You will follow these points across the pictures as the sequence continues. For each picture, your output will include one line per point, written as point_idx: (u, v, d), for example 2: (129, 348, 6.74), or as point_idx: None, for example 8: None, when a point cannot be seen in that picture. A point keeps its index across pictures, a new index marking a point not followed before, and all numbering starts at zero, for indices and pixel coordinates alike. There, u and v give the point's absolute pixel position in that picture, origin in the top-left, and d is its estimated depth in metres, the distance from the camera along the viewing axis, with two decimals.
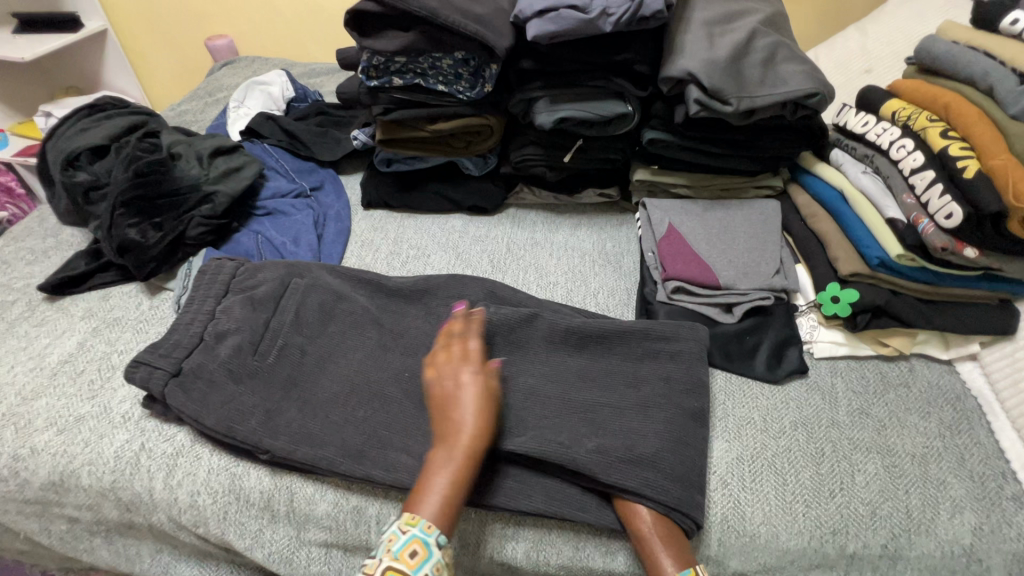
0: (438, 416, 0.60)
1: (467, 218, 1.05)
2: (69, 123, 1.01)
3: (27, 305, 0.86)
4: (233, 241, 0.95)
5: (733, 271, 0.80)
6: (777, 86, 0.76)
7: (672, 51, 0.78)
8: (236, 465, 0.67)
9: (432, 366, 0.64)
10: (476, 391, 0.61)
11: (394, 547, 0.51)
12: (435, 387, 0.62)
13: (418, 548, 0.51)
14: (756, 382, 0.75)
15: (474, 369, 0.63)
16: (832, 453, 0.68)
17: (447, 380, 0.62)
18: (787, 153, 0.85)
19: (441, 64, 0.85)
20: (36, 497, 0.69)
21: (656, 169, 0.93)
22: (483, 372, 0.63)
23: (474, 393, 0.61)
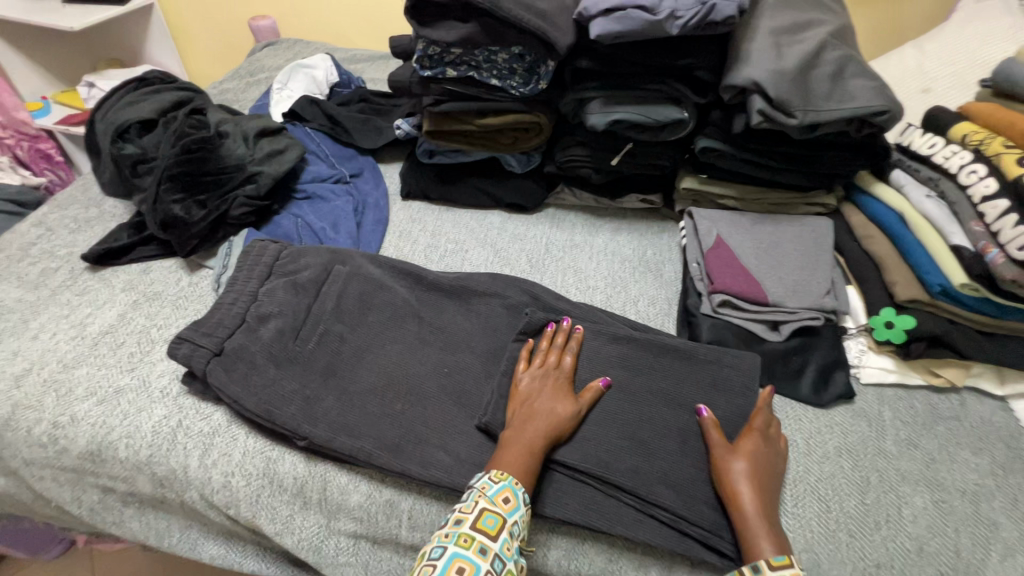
0: (513, 407, 0.65)
1: (506, 215, 1.03)
2: (118, 95, 1.01)
3: (69, 272, 0.87)
4: (273, 223, 0.95)
5: (783, 289, 0.78)
6: (844, 101, 0.73)
7: (738, 58, 0.76)
8: (272, 449, 0.67)
9: (520, 367, 0.69)
10: (554, 389, 0.66)
11: (489, 492, 0.56)
12: (516, 385, 0.67)
13: (510, 496, 0.56)
14: (800, 405, 0.73)
15: (556, 372, 0.68)
16: (879, 483, 0.66)
17: (529, 380, 0.67)
18: (845, 171, 0.83)
19: (497, 57, 0.83)
20: (72, 466, 0.69)
21: (704, 178, 0.91)
22: (562, 375, 0.68)
23: (552, 390, 0.66)
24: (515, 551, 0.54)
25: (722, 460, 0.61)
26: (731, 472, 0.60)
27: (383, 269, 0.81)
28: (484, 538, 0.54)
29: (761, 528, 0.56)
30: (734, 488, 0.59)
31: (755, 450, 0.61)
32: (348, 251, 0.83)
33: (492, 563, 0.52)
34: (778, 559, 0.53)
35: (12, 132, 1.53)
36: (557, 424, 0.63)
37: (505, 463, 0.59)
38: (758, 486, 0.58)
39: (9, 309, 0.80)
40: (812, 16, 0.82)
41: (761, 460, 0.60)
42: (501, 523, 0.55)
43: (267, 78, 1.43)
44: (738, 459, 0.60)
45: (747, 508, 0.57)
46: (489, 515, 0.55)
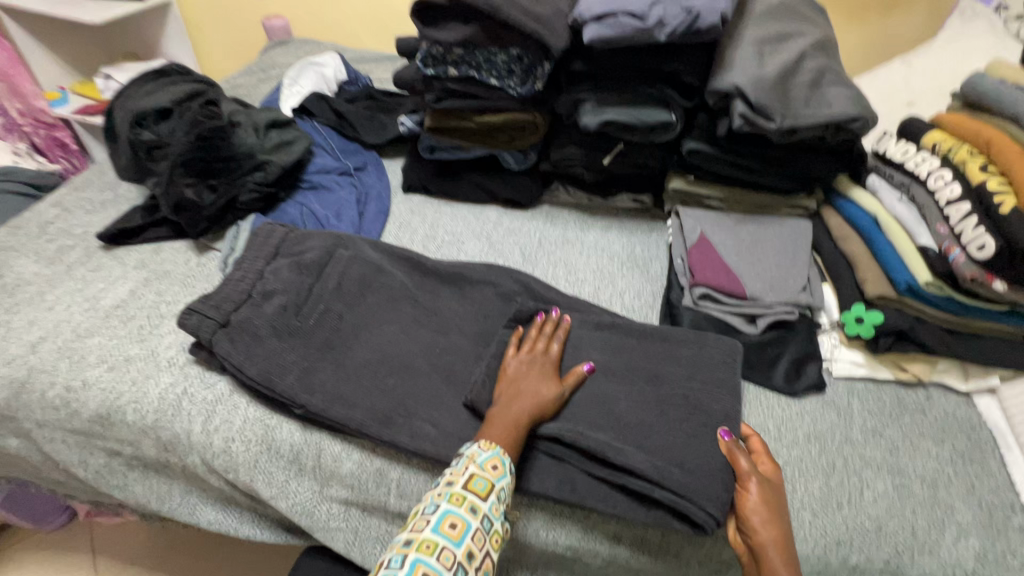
0: (501, 386, 0.68)
1: (502, 210, 1.08)
2: (137, 84, 1.07)
3: (84, 250, 0.91)
4: (280, 210, 1.00)
5: (760, 284, 0.82)
6: (821, 108, 0.78)
7: (722, 65, 0.80)
8: (270, 418, 0.71)
9: (510, 352, 0.72)
10: (540, 373, 0.69)
11: (479, 459, 0.60)
12: (505, 367, 0.70)
13: (498, 463, 0.60)
14: (773, 394, 0.77)
15: (544, 358, 0.71)
16: (843, 468, 0.69)
17: (518, 364, 0.70)
18: (824, 175, 0.87)
19: (496, 59, 0.88)
20: (82, 428, 0.73)
21: (692, 179, 0.95)
22: (550, 361, 0.71)
23: (538, 373, 0.69)
24: (502, 513, 0.59)
25: (751, 492, 0.61)
26: (758, 507, 0.60)
27: (382, 255, 0.85)
28: (474, 498, 0.58)
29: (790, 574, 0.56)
30: (766, 525, 0.59)
31: (775, 486, 0.62)
32: (350, 237, 0.87)
33: (482, 521, 0.58)
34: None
35: (29, 120, 1.57)
36: (542, 404, 0.66)
37: (492, 435, 0.63)
38: (786, 527, 0.59)
39: (26, 282, 0.85)
40: (795, 27, 0.86)
41: (780, 497, 0.62)
42: (490, 486, 0.59)
43: (278, 75, 1.49)
44: (762, 490, 0.61)
45: (777, 550, 0.57)
46: (479, 478, 0.59)
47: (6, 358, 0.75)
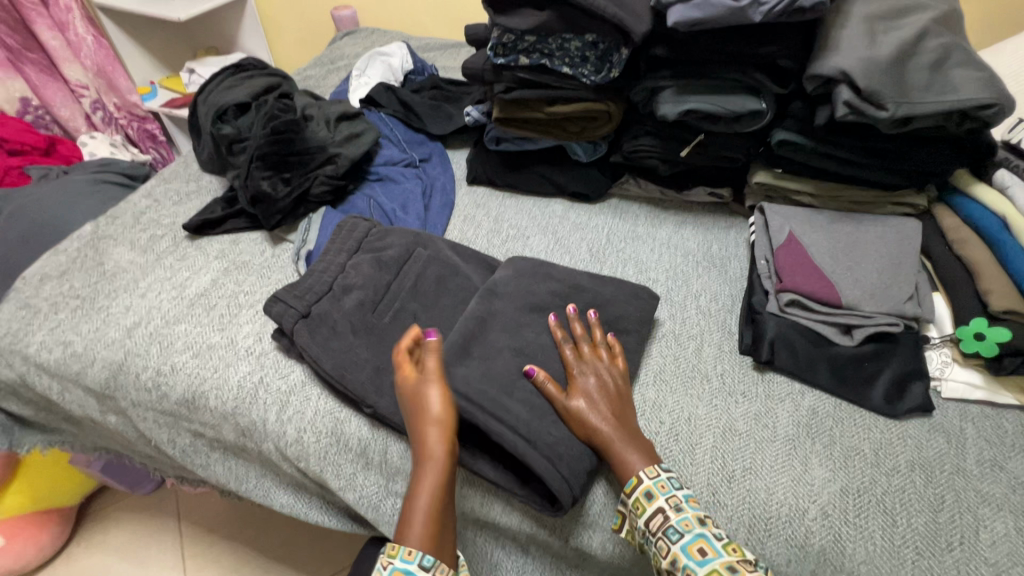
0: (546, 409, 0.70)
1: (568, 204, 1.04)
2: (218, 80, 1.11)
3: (172, 240, 0.96)
4: (349, 202, 1.00)
5: (859, 292, 0.74)
6: (945, 93, 0.68)
7: (826, 46, 0.72)
8: (340, 411, 0.72)
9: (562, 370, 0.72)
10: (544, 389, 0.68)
11: None
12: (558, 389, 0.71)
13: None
14: (870, 414, 0.70)
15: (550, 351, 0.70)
16: (954, 503, 0.61)
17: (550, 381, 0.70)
18: (939, 170, 0.77)
19: (570, 45, 0.83)
20: (170, 410, 0.77)
21: (779, 173, 0.87)
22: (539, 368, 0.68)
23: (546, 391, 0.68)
24: None
25: (573, 406, 0.64)
26: (580, 411, 0.63)
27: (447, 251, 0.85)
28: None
29: (621, 447, 0.61)
30: (586, 423, 0.63)
31: (588, 384, 0.66)
32: (419, 233, 0.87)
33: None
34: (628, 485, 0.59)
35: (124, 113, 1.71)
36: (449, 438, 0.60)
37: (406, 533, 0.56)
38: (605, 418, 0.63)
39: (123, 269, 0.90)
40: (913, 1, 0.76)
41: (604, 391, 0.66)
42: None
43: (347, 66, 1.51)
44: (582, 398, 0.64)
45: (607, 438, 0.61)
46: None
47: (106, 341, 0.80)
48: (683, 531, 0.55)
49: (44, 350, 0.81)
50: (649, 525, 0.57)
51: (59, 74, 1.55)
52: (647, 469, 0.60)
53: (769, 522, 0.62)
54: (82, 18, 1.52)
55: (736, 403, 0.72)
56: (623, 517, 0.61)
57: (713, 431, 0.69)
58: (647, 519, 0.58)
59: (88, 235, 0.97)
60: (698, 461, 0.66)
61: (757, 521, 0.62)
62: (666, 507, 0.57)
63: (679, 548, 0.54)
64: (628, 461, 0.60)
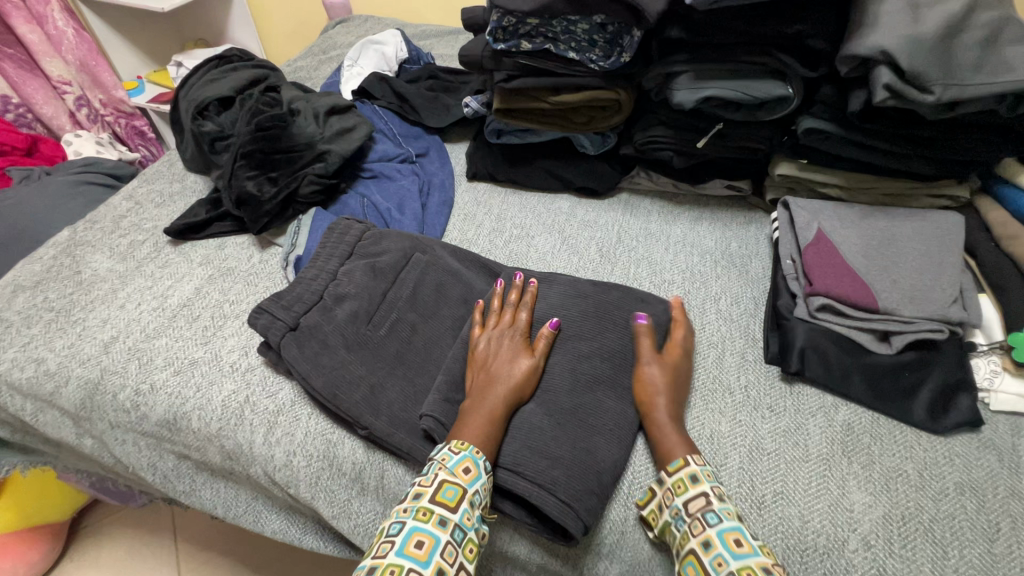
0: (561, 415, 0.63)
1: (576, 200, 0.97)
2: (200, 73, 1.04)
3: (153, 246, 0.90)
4: (341, 202, 0.94)
5: (897, 295, 0.68)
6: (998, 73, 0.61)
7: (862, 23, 0.64)
8: (332, 432, 0.67)
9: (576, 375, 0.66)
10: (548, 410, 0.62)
11: (449, 464, 0.55)
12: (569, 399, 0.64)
13: (471, 466, 0.55)
14: (911, 429, 0.64)
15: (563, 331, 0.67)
16: (1011, 532, 0.55)
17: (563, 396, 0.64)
18: (985, 159, 0.70)
19: (575, 28, 0.77)
20: (151, 432, 0.72)
21: (805, 164, 0.81)
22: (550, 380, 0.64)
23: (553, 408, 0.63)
24: (476, 521, 0.53)
25: (646, 369, 0.64)
26: (651, 376, 0.63)
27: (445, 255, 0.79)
28: (443, 510, 0.52)
29: (671, 425, 0.60)
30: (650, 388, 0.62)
31: (671, 360, 0.65)
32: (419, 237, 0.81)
33: (453, 534, 0.51)
34: (673, 465, 0.57)
35: (111, 110, 1.61)
36: (515, 386, 0.61)
37: (465, 434, 0.58)
38: (670, 391, 0.62)
39: (101, 278, 0.85)
40: None
41: (678, 369, 0.65)
42: (461, 493, 0.53)
43: (340, 56, 1.43)
44: (659, 367, 0.64)
45: (661, 411, 0.61)
46: (448, 486, 0.54)
47: (81, 357, 0.75)
48: (724, 518, 0.52)
49: (15, 368, 0.75)
50: (687, 505, 0.53)
51: (39, 70, 1.49)
52: (694, 455, 0.57)
53: (805, 552, 0.56)
54: (61, 11, 1.44)
55: (763, 419, 0.66)
56: (652, 495, 0.57)
57: (739, 450, 0.63)
58: (686, 499, 0.54)
59: (65, 242, 0.91)
60: (724, 483, 0.60)
61: (792, 551, 0.56)
62: (709, 492, 0.54)
63: (715, 532, 0.50)
64: (672, 441, 0.59)
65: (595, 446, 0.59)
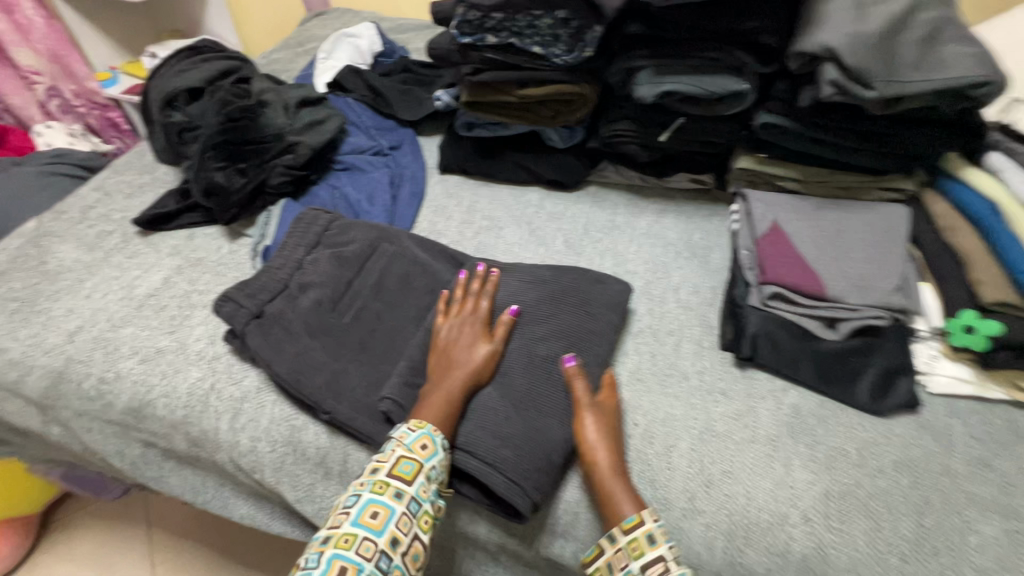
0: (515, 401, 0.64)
1: (545, 193, 0.99)
2: (171, 63, 1.04)
3: (122, 236, 0.90)
4: (311, 193, 0.95)
5: (844, 283, 0.70)
6: (936, 70, 0.64)
7: (811, 21, 0.67)
8: (297, 418, 0.68)
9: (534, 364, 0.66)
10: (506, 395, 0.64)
11: (406, 441, 0.57)
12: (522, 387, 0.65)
13: (428, 443, 0.57)
14: (854, 411, 0.67)
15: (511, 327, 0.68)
16: (942, 506, 0.59)
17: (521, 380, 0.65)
18: (929, 153, 0.73)
19: (539, 23, 0.78)
20: (117, 420, 0.72)
21: (762, 157, 0.83)
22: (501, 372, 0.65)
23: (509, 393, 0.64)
24: (432, 494, 0.56)
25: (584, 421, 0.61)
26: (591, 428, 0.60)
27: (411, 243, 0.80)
28: (400, 483, 0.55)
29: (616, 479, 0.57)
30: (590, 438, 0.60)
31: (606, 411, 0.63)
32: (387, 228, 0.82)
33: (408, 506, 0.54)
34: (628, 523, 0.55)
35: (83, 101, 1.60)
36: (474, 370, 0.63)
37: (424, 414, 0.60)
38: (611, 438, 0.60)
39: (68, 268, 0.85)
40: None
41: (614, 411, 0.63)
42: (418, 468, 0.56)
43: (315, 48, 1.43)
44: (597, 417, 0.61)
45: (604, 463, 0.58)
46: (405, 461, 0.56)
47: (46, 347, 0.75)
48: None
49: None
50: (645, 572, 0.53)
51: (8, 60, 1.46)
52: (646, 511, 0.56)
53: (748, 528, 0.58)
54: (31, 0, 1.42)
55: (715, 402, 0.68)
56: (599, 552, 0.56)
57: (691, 433, 0.65)
58: (642, 565, 0.53)
59: (31, 232, 0.90)
60: (675, 464, 0.63)
61: (736, 528, 0.58)
62: (666, 555, 0.53)
63: None
64: (619, 501, 0.56)
65: (550, 429, 0.61)
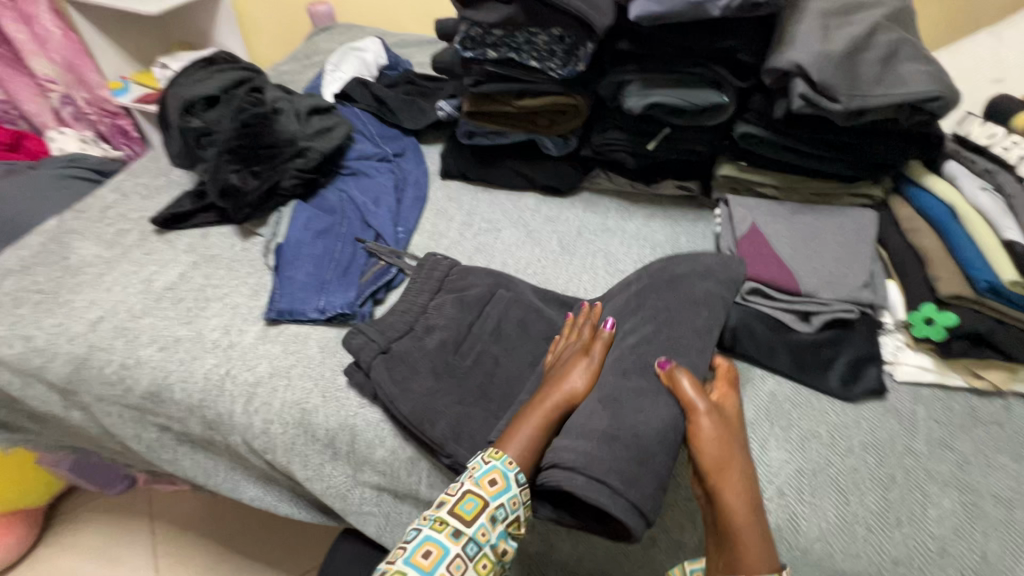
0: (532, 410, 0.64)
1: (540, 198, 1.05)
2: (188, 73, 1.10)
3: (140, 234, 0.95)
4: (320, 196, 1.00)
5: (816, 280, 0.76)
6: (895, 86, 0.70)
7: (782, 41, 0.74)
8: (307, 401, 0.72)
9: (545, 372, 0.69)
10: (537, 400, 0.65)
11: (477, 474, 0.59)
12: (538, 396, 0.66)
13: (498, 479, 0.59)
14: (825, 397, 0.72)
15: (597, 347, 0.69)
16: (904, 481, 0.64)
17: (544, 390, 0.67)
18: (893, 161, 0.80)
19: (536, 39, 0.85)
20: (136, 404, 0.77)
21: (744, 165, 0.89)
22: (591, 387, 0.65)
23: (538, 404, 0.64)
24: (492, 536, 0.58)
25: (694, 432, 0.60)
26: (701, 440, 0.60)
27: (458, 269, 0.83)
28: (459, 522, 0.57)
29: (757, 520, 0.56)
30: (726, 469, 0.58)
31: (712, 421, 0.61)
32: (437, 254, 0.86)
33: (464, 547, 0.57)
34: None
35: (95, 109, 1.65)
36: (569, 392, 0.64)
37: (507, 445, 0.61)
38: (752, 475, 0.59)
39: (88, 263, 0.89)
40: None
41: (737, 433, 0.61)
42: (482, 506, 0.58)
43: (322, 61, 1.50)
44: (700, 424, 0.60)
45: (736, 501, 0.56)
46: (469, 498, 0.58)
47: (69, 335, 0.79)
48: None
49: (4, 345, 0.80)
50: None
51: (25, 68, 1.52)
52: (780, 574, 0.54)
53: None
54: (49, 11, 1.46)
55: None
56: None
57: None
58: None
59: (53, 229, 0.95)
60: None
61: None
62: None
63: None
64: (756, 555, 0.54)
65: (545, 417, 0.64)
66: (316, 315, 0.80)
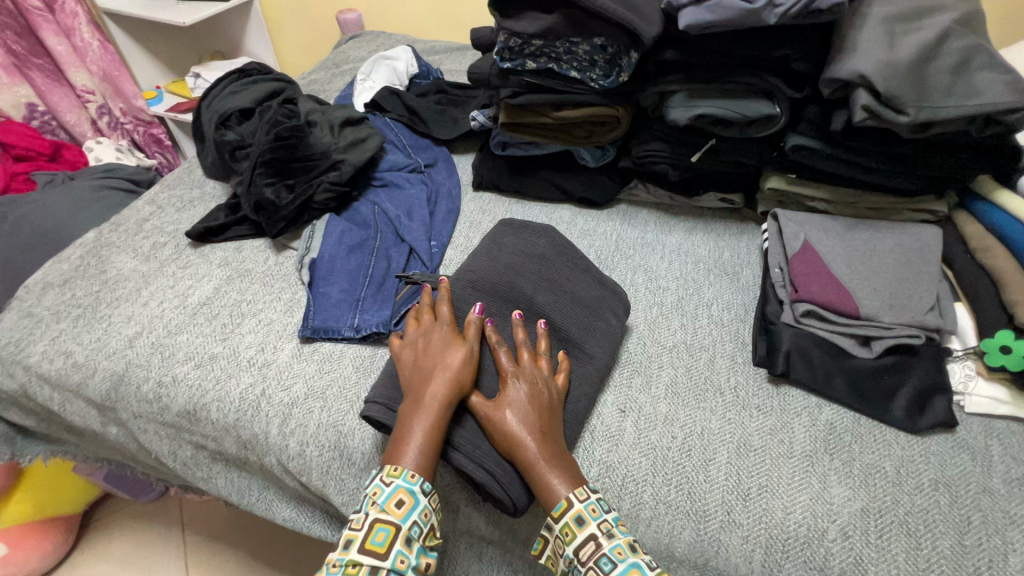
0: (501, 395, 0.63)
1: (576, 210, 1.01)
2: (222, 85, 1.10)
3: (175, 247, 0.95)
4: (353, 209, 0.99)
5: (877, 302, 0.72)
6: (968, 96, 0.66)
7: (843, 49, 0.70)
8: (343, 424, 0.70)
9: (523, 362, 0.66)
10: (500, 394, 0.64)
11: (383, 500, 0.55)
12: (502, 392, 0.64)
13: (402, 502, 0.55)
14: (890, 429, 0.67)
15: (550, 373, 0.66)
16: (981, 524, 0.59)
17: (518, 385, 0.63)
18: (959, 175, 0.75)
19: (577, 49, 0.82)
20: (172, 421, 0.76)
21: (792, 178, 0.85)
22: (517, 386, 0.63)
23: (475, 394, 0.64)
24: (418, 555, 0.55)
25: (498, 417, 0.60)
26: (507, 425, 0.60)
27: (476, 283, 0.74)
28: (373, 560, 0.53)
29: (547, 466, 0.58)
30: (522, 442, 0.59)
31: (519, 394, 0.62)
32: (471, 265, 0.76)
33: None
34: (558, 510, 0.56)
35: (130, 118, 1.68)
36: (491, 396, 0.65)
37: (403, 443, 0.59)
38: (545, 438, 0.59)
39: (126, 277, 0.89)
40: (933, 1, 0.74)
41: (533, 405, 0.61)
42: (395, 533, 0.54)
43: (352, 70, 1.50)
44: (510, 411, 0.60)
45: (537, 459, 0.58)
46: (379, 527, 0.54)
47: (108, 351, 0.79)
48: (616, 560, 0.53)
49: (45, 360, 0.80)
50: (578, 554, 0.54)
51: (65, 80, 1.54)
52: (576, 491, 0.57)
53: (786, 542, 0.59)
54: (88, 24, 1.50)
55: (751, 417, 0.69)
56: (545, 543, 0.58)
57: (727, 445, 0.67)
58: (577, 549, 0.55)
59: (90, 243, 0.95)
60: (712, 477, 0.64)
61: (775, 541, 0.59)
62: (598, 534, 0.55)
63: None
64: (550, 487, 0.57)
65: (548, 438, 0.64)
66: (351, 334, 0.79)
